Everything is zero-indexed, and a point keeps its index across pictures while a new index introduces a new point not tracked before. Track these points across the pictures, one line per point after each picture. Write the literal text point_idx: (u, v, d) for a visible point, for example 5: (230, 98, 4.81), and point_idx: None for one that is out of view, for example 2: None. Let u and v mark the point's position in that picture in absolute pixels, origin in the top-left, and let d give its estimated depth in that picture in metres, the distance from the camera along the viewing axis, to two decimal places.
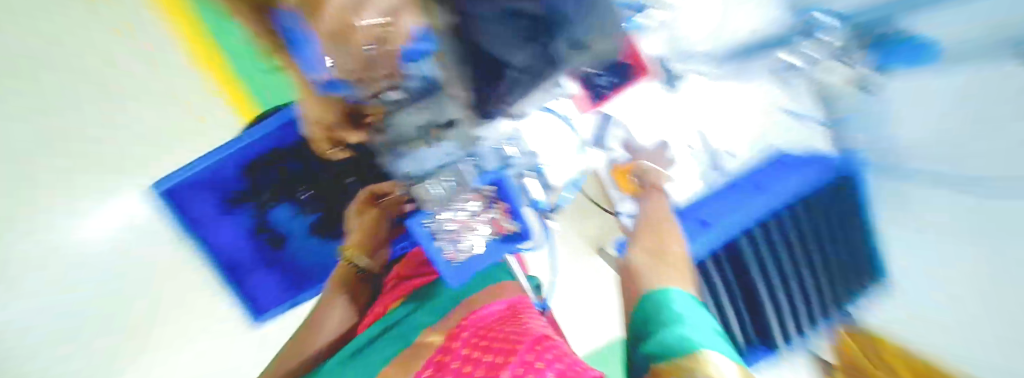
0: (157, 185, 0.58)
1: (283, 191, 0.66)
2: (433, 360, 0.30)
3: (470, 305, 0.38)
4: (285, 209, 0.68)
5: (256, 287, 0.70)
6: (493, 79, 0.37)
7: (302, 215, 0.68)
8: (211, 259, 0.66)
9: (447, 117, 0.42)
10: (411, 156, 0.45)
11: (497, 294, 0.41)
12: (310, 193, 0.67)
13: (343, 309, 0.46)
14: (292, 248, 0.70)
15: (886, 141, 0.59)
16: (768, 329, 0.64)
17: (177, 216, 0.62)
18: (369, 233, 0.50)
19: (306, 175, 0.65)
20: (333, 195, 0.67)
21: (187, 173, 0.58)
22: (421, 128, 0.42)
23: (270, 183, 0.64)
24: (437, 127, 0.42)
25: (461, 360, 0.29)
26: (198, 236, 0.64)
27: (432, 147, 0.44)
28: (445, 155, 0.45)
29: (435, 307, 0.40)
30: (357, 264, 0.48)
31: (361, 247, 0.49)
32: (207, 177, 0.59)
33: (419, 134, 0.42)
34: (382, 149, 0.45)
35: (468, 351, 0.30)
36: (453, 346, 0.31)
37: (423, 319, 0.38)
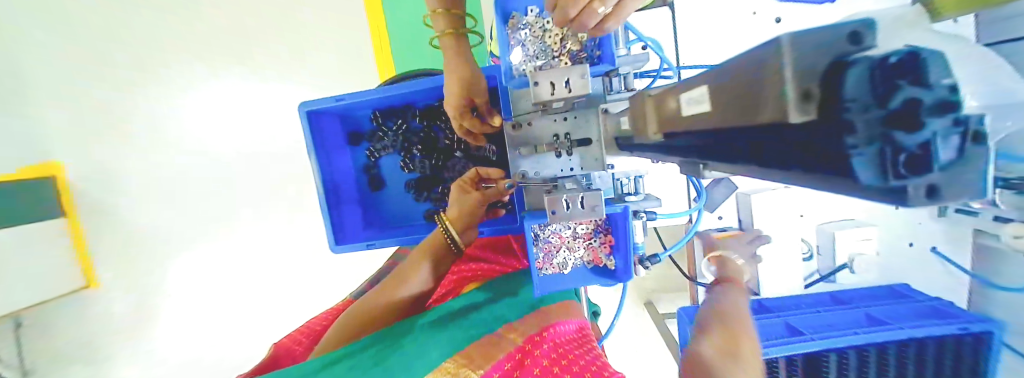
0: (307, 105, 0.64)
1: (399, 143, 0.72)
2: (516, 358, 0.44)
3: (546, 318, 0.49)
4: (394, 160, 0.75)
5: (346, 220, 0.74)
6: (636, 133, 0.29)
7: (407, 171, 0.74)
8: (321, 181, 0.69)
9: (585, 135, 0.43)
10: (536, 158, 0.45)
11: (567, 313, 0.51)
12: (421, 152, 0.72)
13: (422, 278, 0.54)
14: (388, 193, 0.77)
15: (1000, 328, 0.57)
16: None
17: (310, 139, 0.67)
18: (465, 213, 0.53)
19: (425, 135, 0.71)
20: (438, 159, 0.71)
21: (337, 101, 0.65)
22: (556, 137, 0.44)
23: (392, 133, 0.73)
24: (571, 141, 0.44)
25: (541, 369, 0.42)
26: (319, 160, 0.69)
27: (560, 157, 0.44)
28: (568, 168, 0.44)
29: (517, 309, 0.53)
30: (451, 235, 0.53)
31: (458, 221, 0.54)
32: (345, 107, 0.69)
33: (553, 141, 0.44)
34: (509, 143, 0.46)
35: (548, 362, 0.43)
36: (532, 352, 0.44)
37: (509, 316, 0.51)
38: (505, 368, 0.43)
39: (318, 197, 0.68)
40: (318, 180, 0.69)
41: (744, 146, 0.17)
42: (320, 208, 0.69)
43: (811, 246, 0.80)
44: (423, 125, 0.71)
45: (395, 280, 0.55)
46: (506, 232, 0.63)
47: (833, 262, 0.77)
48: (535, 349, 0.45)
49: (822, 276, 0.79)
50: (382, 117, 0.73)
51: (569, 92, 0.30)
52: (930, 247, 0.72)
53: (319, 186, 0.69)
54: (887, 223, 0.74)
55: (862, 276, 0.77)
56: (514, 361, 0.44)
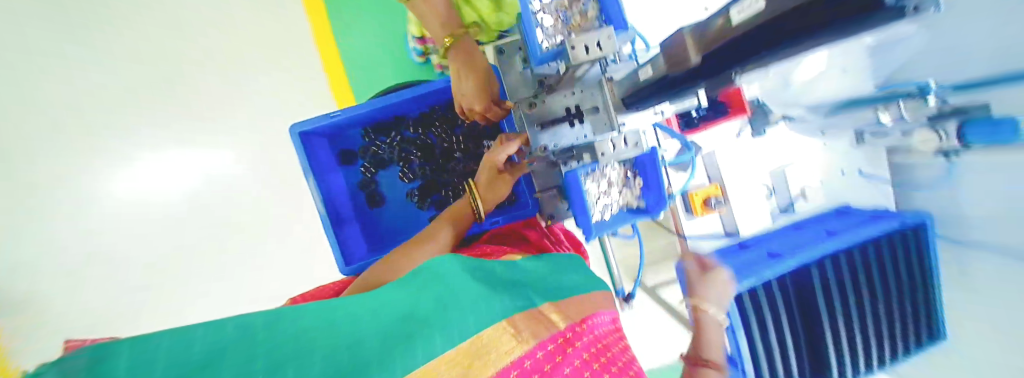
0: (299, 126, 0.63)
1: (396, 154, 0.73)
2: (560, 342, 0.41)
3: (585, 308, 0.48)
4: (394, 172, 0.75)
5: (351, 241, 0.71)
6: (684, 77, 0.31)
7: (406, 181, 0.74)
8: (321, 202, 0.67)
9: (592, 104, 0.49)
10: (552, 131, 0.51)
11: (602, 306, 0.52)
12: (419, 160, 0.73)
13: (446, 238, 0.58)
14: (389, 208, 0.76)
15: (930, 218, 0.69)
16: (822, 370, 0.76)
17: (305, 160, 0.65)
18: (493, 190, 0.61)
19: (422, 144, 0.72)
20: (439, 164, 0.73)
21: (333, 117, 0.65)
22: (567, 110, 0.49)
23: (387, 146, 0.73)
24: (581, 111, 0.49)
25: (582, 361, 0.40)
26: (317, 183, 0.67)
27: (574, 127, 0.49)
28: (583, 136, 0.50)
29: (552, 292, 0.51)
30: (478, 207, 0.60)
31: (484, 196, 0.61)
32: (336, 124, 0.68)
33: (566, 114, 0.49)
34: (528, 121, 0.50)
35: (587, 356, 0.41)
36: (573, 342, 0.42)
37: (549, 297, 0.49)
38: (550, 349, 0.39)
39: (322, 219, 0.65)
40: (318, 201, 0.66)
41: (804, 19, 0.20)
42: (324, 231, 0.66)
43: (769, 186, 0.93)
44: (419, 134, 0.73)
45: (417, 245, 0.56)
46: (518, 218, 0.71)
47: (789, 198, 0.91)
48: (575, 341, 0.42)
49: (781, 210, 0.93)
50: (375, 131, 0.73)
51: (601, 50, 0.34)
52: (857, 172, 0.84)
53: (320, 208, 0.66)
54: (812, 158, 0.89)
55: (812, 202, 0.91)
56: (558, 344, 0.40)
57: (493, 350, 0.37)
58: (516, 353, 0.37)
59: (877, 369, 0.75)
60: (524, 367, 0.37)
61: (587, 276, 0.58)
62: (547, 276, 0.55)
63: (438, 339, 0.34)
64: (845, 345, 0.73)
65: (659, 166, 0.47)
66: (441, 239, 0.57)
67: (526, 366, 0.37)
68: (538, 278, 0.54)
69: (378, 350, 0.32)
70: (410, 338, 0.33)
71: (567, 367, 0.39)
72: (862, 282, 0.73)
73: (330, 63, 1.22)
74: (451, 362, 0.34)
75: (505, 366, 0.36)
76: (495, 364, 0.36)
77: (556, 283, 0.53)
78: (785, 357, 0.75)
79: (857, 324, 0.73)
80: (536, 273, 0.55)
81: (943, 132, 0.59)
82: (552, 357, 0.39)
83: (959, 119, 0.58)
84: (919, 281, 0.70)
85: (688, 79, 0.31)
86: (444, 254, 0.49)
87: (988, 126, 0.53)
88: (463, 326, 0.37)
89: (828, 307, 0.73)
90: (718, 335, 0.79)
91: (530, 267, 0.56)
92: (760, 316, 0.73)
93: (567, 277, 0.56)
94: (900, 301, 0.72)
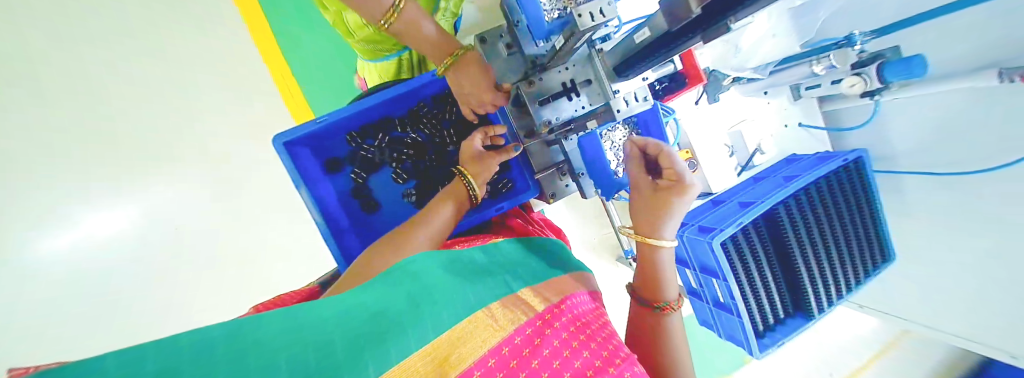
0: (284, 136, 0.60)
1: (387, 156, 0.72)
2: (537, 326, 0.40)
3: (558, 294, 0.49)
4: (386, 174, 0.74)
5: (351, 251, 0.69)
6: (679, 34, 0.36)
7: (400, 182, 0.74)
8: (317, 212, 0.64)
9: (584, 78, 0.53)
10: (552, 105, 0.53)
11: (577, 289, 0.52)
12: (412, 159, 0.73)
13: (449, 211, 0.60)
14: (385, 212, 0.74)
15: (865, 153, 0.84)
16: (802, 302, 0.86)
17: (294, 169, 0.63)
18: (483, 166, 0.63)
19: (413, 143, 0.73)
20: (432, 160, 0.73)
21: (319, 123, 0.63)
22: (564, 85, 0.53)
23: (376, 149, 0.72)
24: (576, 85, 0.53)
25: (561, 340, 0.39)
26: (308, 192, 0.65)
27: (572, 100, 0.53)
28: (581, 107, 0.54)
29: (526, 280, 0.51)
30: (472, 185, 0.62)
31: (476, 174, 0.62)
32: (323, 132, 0.67)
33: (563, 88, 0.53)
34: (529, 99, 0.53)
35: (566, 335, 0.40)
36: (551, 323, 0.42)
37: (521, 286, 0.49)
38: (527, 333, 0.39)
39: (320, 227, 0.62)
40: (313, 211, 0.64)
41: None
42: (324, 240, 0.63)
43: (730, 146, 0.98)
44: (409, 133, 0.73)
45: (403, 239, 0.54)
46: (521, 202, 0.70)
47: (748, 154, 0.97)
48: (554, 321, 0.42)
49: (743, 167, 0.99)
50: (361, 135, 0.71)
51: (603, 18, 0.38)
52: (797, 123, 0.99)
53: (316, 218, 0.64)
54: (767, 116, 0.96)
55: (769, 154, 0.99)
56: (535, 327, 0.40)
57: (470, 340, 0.36)
58: (493, 341, 0.36)
59: (845, 293, 0.85)
60: (502, 354, 0.35)
61: (557, 263, 0.60)
62: (518, 266, 0.55)
63: (415, 333, 0.33)
64: (819, 277, 0.82)
65: (662, 121, 0.54)
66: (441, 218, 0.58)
67: (505, 352, 0.36)
68: (514, 264, 0.55)
69: (355, 347, 0.29)
70: (387, 334, 0.32)
71: (547, 347, 0.38)
72: (821, 218, 0.82)
73: (286, 89, 1.39)
74: (430, 355, 0.33)
75: (484, 354, 0.35)
76: (472, 354, 0.34)
77: (532, 270, 0.55)
78: (768, 294, 0.84)
79: (825, 255, 0.82)
80: (512, 261, 0.56)
81: (866, 75, 0.70)
82: (530, 340, 0.38)
83: (879, 62, 0.69)
84: (863, 203, 0.84)
85: (685, 33, 0.36)
86: (416, 253, 0.49)
87: (901, 65, 0.66)
88: (437, 320, 0.36)
89: (799, 243, 0.82)
90: (711, 284, 0.87)
91: (507, 256, 0.58)
92: (745, 260, 0.81)
93: (538, 267, 0.57)
94: (850, 228, 0.84)
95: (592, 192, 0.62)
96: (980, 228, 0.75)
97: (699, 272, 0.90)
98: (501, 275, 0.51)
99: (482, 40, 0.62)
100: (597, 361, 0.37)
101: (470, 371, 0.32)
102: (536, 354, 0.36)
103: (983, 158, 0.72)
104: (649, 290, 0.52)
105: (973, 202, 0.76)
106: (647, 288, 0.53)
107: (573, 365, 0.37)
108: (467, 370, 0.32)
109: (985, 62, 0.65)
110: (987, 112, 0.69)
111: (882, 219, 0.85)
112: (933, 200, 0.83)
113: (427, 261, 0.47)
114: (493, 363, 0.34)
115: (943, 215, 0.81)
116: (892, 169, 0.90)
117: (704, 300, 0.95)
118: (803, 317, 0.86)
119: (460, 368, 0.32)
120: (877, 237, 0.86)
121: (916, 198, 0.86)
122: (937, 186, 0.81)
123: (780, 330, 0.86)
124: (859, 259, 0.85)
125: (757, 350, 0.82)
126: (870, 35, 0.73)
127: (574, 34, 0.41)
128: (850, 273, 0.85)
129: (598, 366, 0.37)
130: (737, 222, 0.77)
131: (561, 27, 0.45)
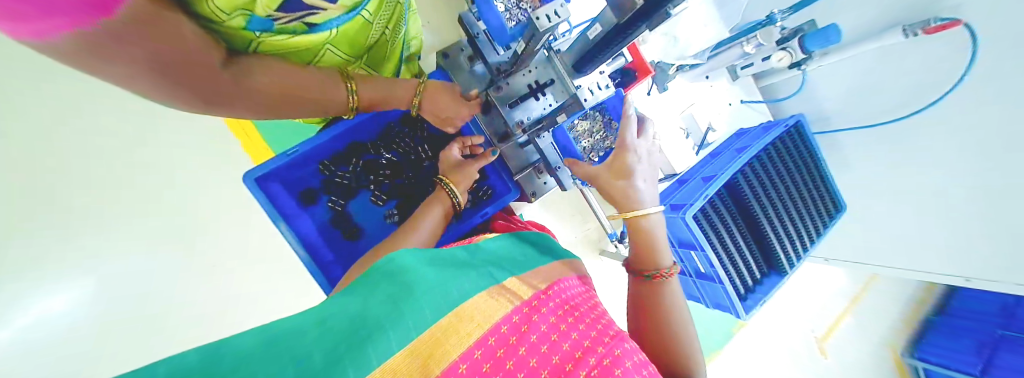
0: (254, 172, 0.59)
1: (363, 180, 0.72)
2: (523, 313, 0.39)
3: (546, 280, 0.48)
4: (365, 198, 0.74)
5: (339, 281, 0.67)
6: (625, 27, 0.41)
7: (380, 204, 0.73)
8: (299, 246, 0.63)
9: (547, 78, 0.57)
10: (522, 107, 0.57)
11: (565, 274, 0.52)
12: (389, 179, 0.73)
13: (434, 217, 0.61)
14: (368, 235, 0.73)
15: (802, 118, 0.94)
16: (773, 260, 0.93)
17: (268, 204, 0.61)
18: (466, 174, 0.64)
19: (388, 163, 0.73)
20: (410, 177, 0.74)
21: (289, 154, 0.62)
22: (530, 86, 0.57)
23: (351, 175, 0.71)
24: (540, 85, 0.57)
25: (549, 324, 0.39)
26: (286, 227, 0.63)
27: (540, 99, 0.56)
28: (549, 105, 0.57)
29: (511, 270, 0.50)
30: (455, 192, 0.63)
31: (458, 181, 0.64)
32: (294, 163, 0.66)
33: (529, 90, 0.57)
34: (498, 103, 0.56)
35: (554, 318, 0.40)
36: (539, 308, 0.41)
37: (506, 276, 0.48)
38: (514, 321, 0.38)
39: (303, 259, 0.61)
40: (295, 245, 0.62)
41: None
42: (309, 273, 0.62)
43: (686, 129, 1.04)
44: (383, 154, 0.73)
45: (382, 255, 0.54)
46: (504, 205, 0.73)
47: (701, 133, 1.04)
48: (542, 306, 0.41)
49: (699, 146, 1.05)
50: (333, 163, 0.71)
51: (558, 18, 0.42)
52: (740, 101, 1.07)
53: (298, 252, 0.62)
54: (714, 97, 1.04)
55: (720, 131, 1.07)
56: (522, 314, 0.39)
57: (454, 334, 0.34)
58: (478, 333, 0.35)
59: (807, 246, 0.93)
60: (488, 345, 0.34)
61: (546, 250, 0.61)
62: (502, 259, 0.54)
63: (394, 333, 0.31)
64: (784, 234, 0.90)
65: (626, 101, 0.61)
66: (425, 226, 0.59)
67: (492, 343, 0.35)
68: (499, 258, 0.55)
69: (335, 353, 0.28)
70: (369, 338, 0.30)
71: (534, 333, 0.37)
72: (777, 181, 0.91)
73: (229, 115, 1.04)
74: (413, 353, 0.31)
75: (469, 347, 0.33)
76: (455, 350, 0.33)
77: (518, 261, 0.55)
78: (744, 258, 0.90)
79: (785, 213, 0.90)
80: (497, 255, 0.56)
81: (791, 49, 0.80)
82: (518, 328, 0.37)
83: (798, 37, 0.80)
84: (809, 162, 0.94)
85: (633, 23, 0.40)
86: (399, 250, 0.48)
87: (819, 36, 0.77)
88: (419, 317, 0.34)
89: (761, 205, 0.90)
90: (691, 257, 0.92)
91: (492, 250, 0.57)
92: (718, 230, 0.87)
93: (522, 258, 0.56)
94: (802, 187, 0.93)
95: (570, 184, 0.65)
96: (914, 169, 0.86)
97: (678, 247, 0.95)
98: (485, 268, 0.49)
99: (444, 55, 0.66)
100: (586, 342, 0.37)
101: (454, 366, 0.31)
102: (523, 342, 0.36)
103: (903, 102, 0.84)
104: (642, 260, 0.56)
105: (897, 146, 0.88)
106: (640, 260, 0.56)
107: (562, 349, 0.36)
108: (451, 366, 0.31)
109: (891, 21, 0.78)
110: (902, 62, 0.81)
111: (825, 173, 0.95)
112: (866, 150, 0.95)
113: (410, 260, 0.46)
114: (480, 355, 0.33)
115: (882, 162, 0.92)
116: (830, 128, 1.02)
117: (688, 275, 1.00)
118: (776, 274, 0.93)
119: (443, 365, 0.31)
120: (825, 190, 0.95)
121: (853, 151, 0.98)
122: (872, 137, 0.92)
123: (758, 290, 0.92)
124: (815, 212, 0.94)
125: (742, 312, 0.88)
126: (788, 12, 0.84)
127: (535, 35, 0.44)
128: (810, 225, 0.94)
129: (586, 346, 0.36)
130: (704, 194, 0.83)
131: (521, 32, 0.49)
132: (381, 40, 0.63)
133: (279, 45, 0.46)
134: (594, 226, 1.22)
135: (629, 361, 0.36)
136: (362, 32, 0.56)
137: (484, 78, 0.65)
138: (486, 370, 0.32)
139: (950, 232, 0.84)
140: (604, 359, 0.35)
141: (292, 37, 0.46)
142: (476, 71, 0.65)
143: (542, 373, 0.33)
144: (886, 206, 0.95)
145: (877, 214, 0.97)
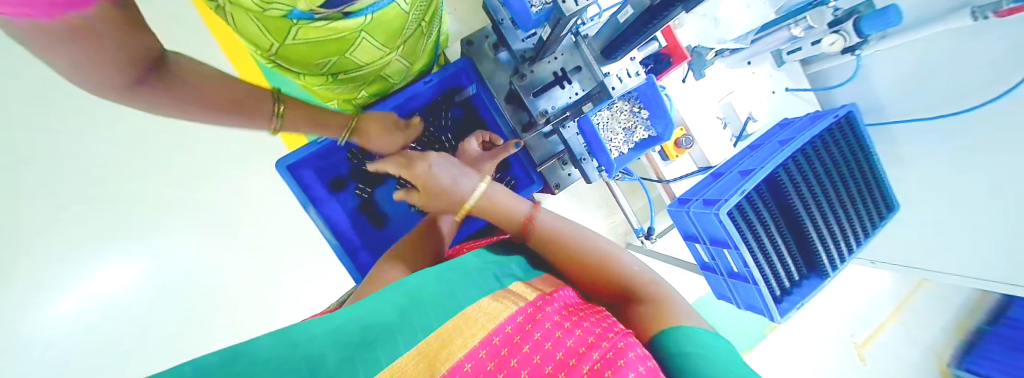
0: (285, 160, 0.62)
1: (388, 168, 0.72)
2: (528, 313, 0.38)
3: (551, 285, 0.47)
4: (390, 186, 0.75)
5: (365, 265, 0.70)
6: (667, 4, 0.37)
7: (404, 192, 0.74)
8: (327, 231, 0.66)
9: (574, 65, 0.56)
10: (547, 95, 0.56)
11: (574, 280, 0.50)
12: (414, 169, 0.74)
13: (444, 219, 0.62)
14: (393, 221, 0.74)
15: (854, 107, 0.86)
16: (813, 260, 0.86)
17: (298, 191, 0.65)
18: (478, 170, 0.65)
19: (413, 153, 0.74)
20: None
21: (318, 144, 0.65)
22: (556, 74, 0.56)
23: (377, 163, 0.73)
24: (566, 72, 0.56)
25: (553, 322, 0.37)
26: (315, 212, 0.67)
27: (566, 87, 0.55)
28: (575, 94, 0.56)
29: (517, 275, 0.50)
30: None
31: None
32: (323, 152, 0.68)
33: (556, 77, 0.56)
34: (522, 89, 0.56)
35: (559, 318, 0.38)
36: (543, 309, 0.39)
37: (512, 281, 0.48)
38: (518, 321, 0.36)
39: (330, 244, 0.64)
40: (322, 231, 0.66)
41: None
42: (337, 258, 0.65)
43: (723, 118, 0.99)
44: (407, 143, 0.74)
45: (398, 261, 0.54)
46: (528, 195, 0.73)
47: (741, 123, 0.97)
48: (545, 306, 0.39)
49: (738, 137, 0.98)
50: (361, 152, 0.73)
51: (582, 3, 0.40)
52: (784, 89, 0.99)
53: (326, 237, 0.66)
54: (755, 85, 0.97)
55: (760, 122, 0.99)
56: (526, 315, 0.38)
57: (458, 336, 0.34)
58: (482, 334, 0.34)
59: (850, 249, 0.86)
60: (493, 344, 0.33)
61: None
62: (512, 263, 0.53)
63: (402, 338, 0.34)
64: (827, 236, 0.83)
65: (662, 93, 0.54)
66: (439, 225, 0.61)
67: (496, 342, 0.34)
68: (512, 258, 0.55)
69: (342, 358, 0.30)
70: (369, 345, 0.32)
71: (538, 330, 0.35)
72: (820, 176, 0.84)
73: None
74: (418, 354, 0.32)
75: (473, 347, 0.33)
76: (458, 351, 0.32)
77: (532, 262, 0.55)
78: (781, 258, 0.84)
79: (830, 211, 0.83)
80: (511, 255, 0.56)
81: (844, 32, 0.72)
82: (522, 327, 0.36)
83: (854, 18, 0.72)
84: (858, 157, 0.86)
85: (666, 7, 0.37)
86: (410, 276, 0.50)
87: (878, 18, 0.68)
88: (424, 325, 0.36)
89: (804, 204, 0.83)
90: (722, 255, 0.87)
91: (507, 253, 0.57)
92: (753, 226, 0.81)
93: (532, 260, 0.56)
94: (850, 184, 0.85)
95: (597, 176, 0.62)
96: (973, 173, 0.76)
97: (709, 245, 0.89)
98: (491, 271, 0.50)
99: (469, 43, 0.65)
100: (590, 338, 0.35)
101: (459, 365, 0.31)
102: (527, 340, 0.34)
103: (980, 93, 0.73)
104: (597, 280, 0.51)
105: (955, 147, 0.78)
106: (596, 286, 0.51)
107: (566, 345, 0.34)
108: (455, 364, 0.31)
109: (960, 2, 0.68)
110: (982, 50, 0.71)
111: (880, 170, 0.86)
112: (920, 148, 0.86)
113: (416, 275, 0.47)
114: (485, 354, 0.32)
115: (936, 163, 0.83)
116: (885, 119, 0.93)
117: (719, 273, 0.94)
118: (817, 277, 0.86)
119: (446, 364, 0.31)
120: (876, 187, 0.87)
121: (906, 147, 0.89)
122: (929, 133, 0.82)
123: (797, 293, 0.86)
124: (861, 211, 0.86)
125: (777, 316, 0.83)
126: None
127: (561, 20, 0.42)
128: (856, 225, 0.86)
129: (591, 342, 0.34)
130: (741, 190, 0.77)
131: (547, 16, 0.46)
132: (416, 33, 0.62)
133: (318, 32, 0.47)
134: (621, 218, 1.19)
135: (633, 353, 0.33)
136: (395, 22, 0.54)
137: (508, 65, 0.65)
138: (490, 368, 0.32)
139: (1005, 245, 0.73)
140: (609, 353, 0.32)
141: (329, 23, 0.46)
142: (501, 58, 0.64)
143: (547, 368, 0.32)
144: (936, 210, 0.86)
145: (930, 218, 0.88)
